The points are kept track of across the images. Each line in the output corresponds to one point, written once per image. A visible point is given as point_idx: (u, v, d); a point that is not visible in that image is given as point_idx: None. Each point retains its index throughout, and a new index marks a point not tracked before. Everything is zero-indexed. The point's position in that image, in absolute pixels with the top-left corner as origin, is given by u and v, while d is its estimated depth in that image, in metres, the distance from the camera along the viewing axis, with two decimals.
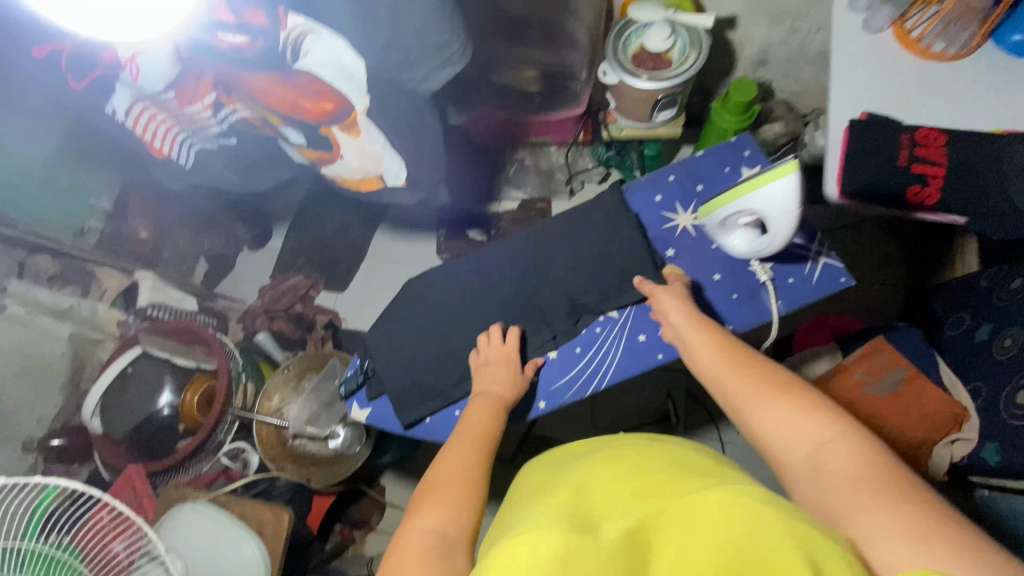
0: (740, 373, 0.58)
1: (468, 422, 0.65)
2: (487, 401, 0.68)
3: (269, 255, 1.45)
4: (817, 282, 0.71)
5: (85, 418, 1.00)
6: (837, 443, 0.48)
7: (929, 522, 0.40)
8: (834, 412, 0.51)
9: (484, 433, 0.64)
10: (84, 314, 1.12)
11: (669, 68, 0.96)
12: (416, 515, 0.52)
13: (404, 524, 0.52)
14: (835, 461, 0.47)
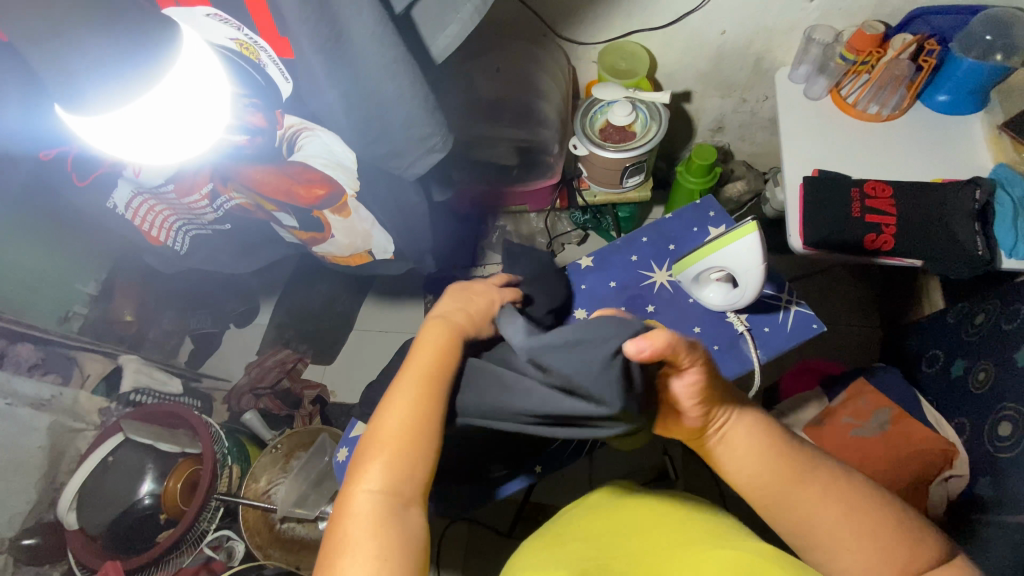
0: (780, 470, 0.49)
1: (421, 343, 0.55)
2: (444, 323, 0.58)
3: (256, 331, 1.47)
4: (791, 329, 0.74)
5: (60, 512, 0.93)
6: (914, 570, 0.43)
7: None
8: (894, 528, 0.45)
9: (439, 366, 0.53)
10: (66, 403, 1.09)
11: (633, 139, 1.05)
12: (360, 477, 0.45)
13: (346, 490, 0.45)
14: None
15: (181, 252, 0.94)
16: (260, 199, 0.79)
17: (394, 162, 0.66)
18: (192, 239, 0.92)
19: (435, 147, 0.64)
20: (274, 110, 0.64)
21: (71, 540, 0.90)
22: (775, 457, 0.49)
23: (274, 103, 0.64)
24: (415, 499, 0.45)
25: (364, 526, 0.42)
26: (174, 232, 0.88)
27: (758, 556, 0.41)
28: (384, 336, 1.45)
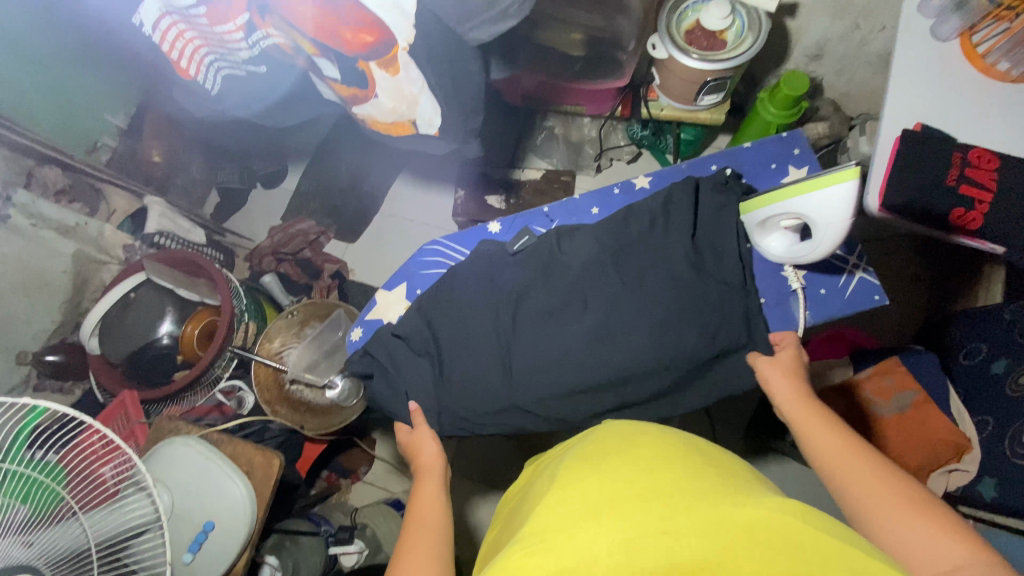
0: (860, 460, 0.49)
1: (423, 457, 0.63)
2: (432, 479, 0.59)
3: (282, 195, 1.43)
4: (850, 297, 0.69)
5: (84, 335, 0.99)
6: (902, 515, 0.43)
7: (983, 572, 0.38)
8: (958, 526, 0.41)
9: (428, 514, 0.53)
10: (90, 234, 1.09)
11: (722, 50, 0.91)
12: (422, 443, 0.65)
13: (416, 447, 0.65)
14: (895, 525, 0.43)
15: (212, 93, 0.85)
16: (302, 40, 0.69)
17: (456, 24, 0.63)
18: (222, 80, 0.82)
19: (506, 10, 0.62)
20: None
21: (91, 363, 0.98)
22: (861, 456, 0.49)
23: None
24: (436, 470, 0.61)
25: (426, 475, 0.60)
26: (204, 67, 0.77)
27: (795, 520, 0.32)
28: (408, 225, 1.41)
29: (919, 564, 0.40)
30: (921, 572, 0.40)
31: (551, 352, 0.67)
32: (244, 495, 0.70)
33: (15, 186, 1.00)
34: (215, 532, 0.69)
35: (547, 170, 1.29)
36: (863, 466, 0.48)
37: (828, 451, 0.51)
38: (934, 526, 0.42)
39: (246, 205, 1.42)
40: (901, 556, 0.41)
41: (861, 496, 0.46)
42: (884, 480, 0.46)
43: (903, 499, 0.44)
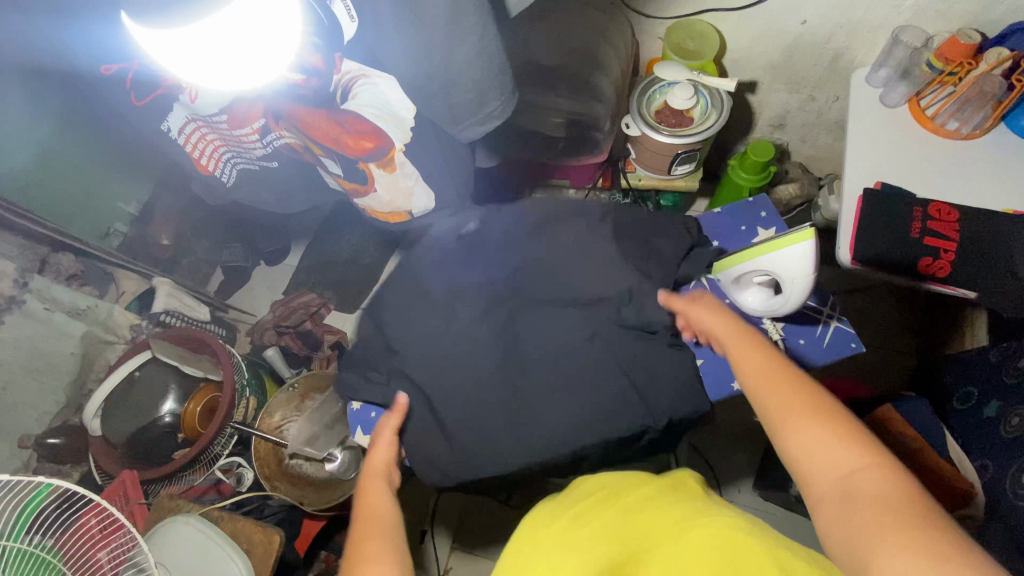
0: (775, 377, 0.51)
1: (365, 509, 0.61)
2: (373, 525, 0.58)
3: (285, 271, 1.49)
4: (828, 345, 0.72)
5: (86, 417, 1.00)
6: (813, 432, 0.46)
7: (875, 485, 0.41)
8: (865, 439, 0.44)
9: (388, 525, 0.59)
10: (99, 316, 1.13)
11: (690, 125, 1.00)
12: (372, 495, 0.63)
13: (363, 499, 0.63)
14: (808, 446, 0.45)
15: (228, 184, 0.92)
16: (308, 142, 0.76)
17: (447, 124, 0.67)
18: (238, 173, 0.90)
19: (491, 112, 0.65)
20: (333, 53, 0.63)
21: (94, 446, 0.98)
22: (782, 372, 0.51)
23: (333, 44, 0.63)
24: (394, 519, 0.60)
25: (382, 521, 0.59)
26: (222, 163, 0.86)
27: (736, 530, 0.38)
28: None
29: (825, 476, 0.44)
30: (822, 479, 0.44)
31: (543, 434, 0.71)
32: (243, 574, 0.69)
33: (31, 272, 1.05)
34: None
35: None
36: (782, 384, 0.50)
37: (755, 375, 0.53)
38: (839, 436, 0.45)
39: (249, 281, 1.48)
40: (810, 462, 0.45)
41: (775, 416, 0.49)
42: (801, 402, 0.48)
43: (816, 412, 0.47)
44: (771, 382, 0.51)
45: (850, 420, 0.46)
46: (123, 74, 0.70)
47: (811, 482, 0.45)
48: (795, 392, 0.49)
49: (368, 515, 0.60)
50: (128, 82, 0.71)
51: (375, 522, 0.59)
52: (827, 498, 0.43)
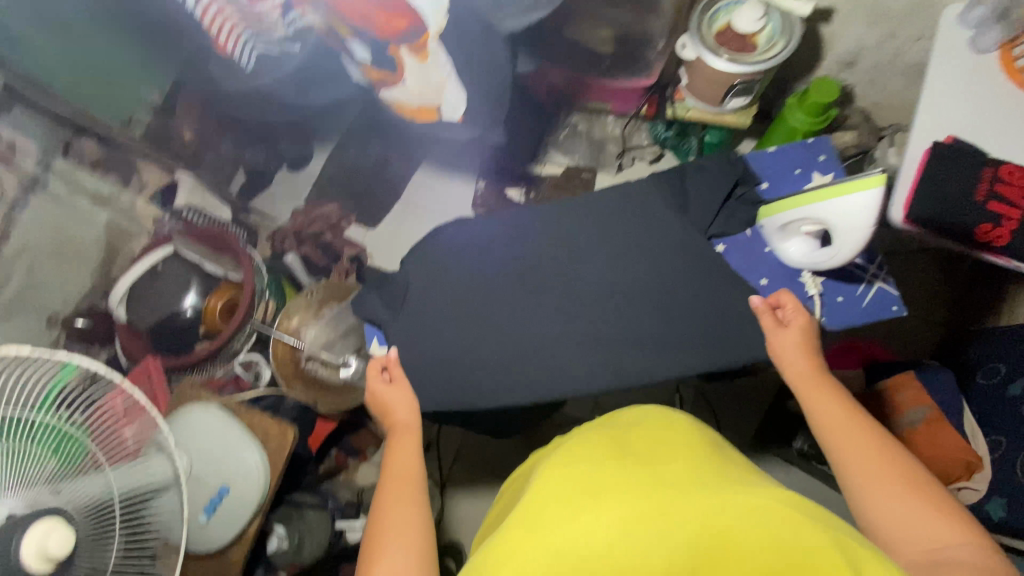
0: (860, 435, 0.53)
1: (392, 463, 0.61)
2: (397, 479, 0.59)
3: (307, 178, 1.46)
4: (867, 305, 0.68)
5: (112, 303, 1.03)
6: (899, 501, 0.48)
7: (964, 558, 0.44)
8: (952, 514, 0.47)
9: (413, 476, 0.60)
10: (121, 205, 1.14)
11: (752, 53, 0.91)
12: (397, 447, 0.63)
13: (388, 453, 0.63)
14: (892, 514, 0.48)
15: (248, 70, 0.86)
16: (334, 19, 0.68)
17: None
18: (258, 58, 0.83)
19: None
20: None
21: (119, 331, 1.02)
22: (866, 434, 0.53)
23: None
24: (415, 472, 0.60)
25: (406, 478, 0.59)
26: (242, 44, 0.78)
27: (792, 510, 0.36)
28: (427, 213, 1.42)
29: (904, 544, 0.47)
30: (910, 550, 0.46)
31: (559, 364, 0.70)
32: (258, 463, 0.73)
33: None
34: (230, 496, 0.72)
35: (568, 166, 1.29)
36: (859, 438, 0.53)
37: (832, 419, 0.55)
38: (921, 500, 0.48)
39: (271, 185, 1.45)
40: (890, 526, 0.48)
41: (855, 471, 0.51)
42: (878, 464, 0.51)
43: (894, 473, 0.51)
44: (852, 439, 0.53)
45: (935, 494, 0.49)
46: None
47: (890, 540, 0.47)
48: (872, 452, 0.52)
49: (395, 470, 0.60)
50: None
51: (401, 476, 0.60)
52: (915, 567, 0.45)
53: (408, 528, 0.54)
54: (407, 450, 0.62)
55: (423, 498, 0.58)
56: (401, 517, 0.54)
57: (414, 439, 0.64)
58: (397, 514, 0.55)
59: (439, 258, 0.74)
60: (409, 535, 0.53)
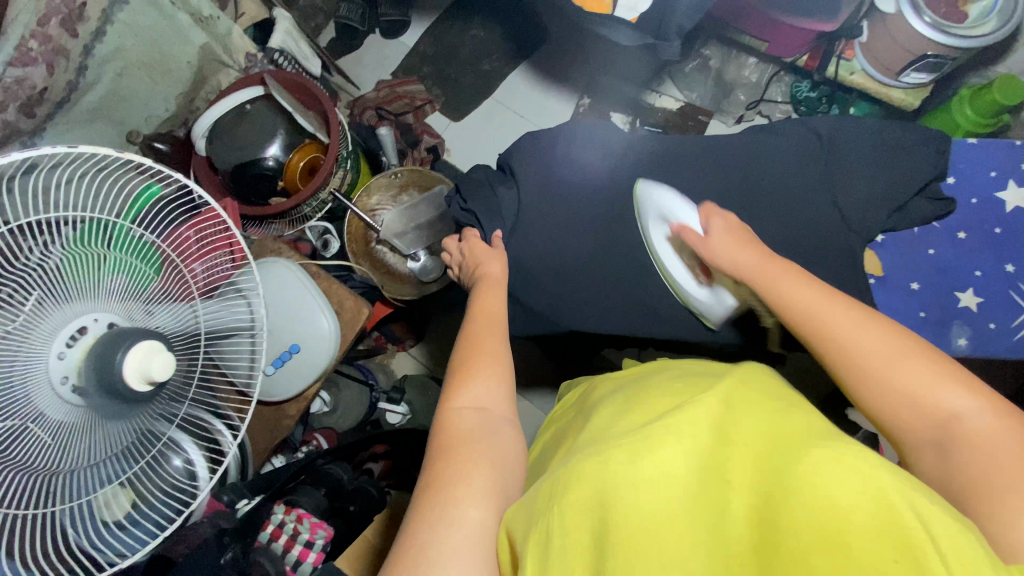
0: (865, 334, 0.44)
1: (480, 306, 0.58)
2: (483, 323, 0.56)
3: (399, 50, 1.36)
4: (1019, 341, 0.58)
5: (194, 134, 1.00)
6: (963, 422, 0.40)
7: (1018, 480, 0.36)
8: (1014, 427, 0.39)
9: (495, 321, 0.56)
10: (219, 31, 1.03)
11: (958, 24, 0.78)
12: (485, 293, 0.59)
13: (478, 294, 0.60)
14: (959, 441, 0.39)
15: None
16: None
17: None
18: None
19: None
20: None
21: (198, 165, 1.00)
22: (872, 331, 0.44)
23: None
24: (496, 320, 0.56)
25: (490, 326, 0.55)
26: None
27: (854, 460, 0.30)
28: (516, 120, 1.32)
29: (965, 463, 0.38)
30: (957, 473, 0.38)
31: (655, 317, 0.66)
32: (332, 331, 0.72)
33: None
34: (298, 356, 0.72)
35: (685, 103, 1.18)
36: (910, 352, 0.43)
37: (813, 308, 0.46)
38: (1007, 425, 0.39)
39: (361, 48, 1.36)
40: (957, 452, 0.39)
41: (890, 377, 0.42)
42: (939, 379, 0.42)
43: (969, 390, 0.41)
44: (861, 344, 0.44)
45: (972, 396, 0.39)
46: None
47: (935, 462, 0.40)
48: (931, 368, 0.42)
49: (482, 316, 0.56)
50: None
51: (488, 323, 0.55)
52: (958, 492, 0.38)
53: (489, 366, 0.51)
54: (492, 299, 0.58)
55: (500, 354, 0.53)
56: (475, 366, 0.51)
57: (499, 292, 0.59)
58: (474, 355, 0.52)
59: (560, 172, 0.67)
60: (493, 375, 0.51)
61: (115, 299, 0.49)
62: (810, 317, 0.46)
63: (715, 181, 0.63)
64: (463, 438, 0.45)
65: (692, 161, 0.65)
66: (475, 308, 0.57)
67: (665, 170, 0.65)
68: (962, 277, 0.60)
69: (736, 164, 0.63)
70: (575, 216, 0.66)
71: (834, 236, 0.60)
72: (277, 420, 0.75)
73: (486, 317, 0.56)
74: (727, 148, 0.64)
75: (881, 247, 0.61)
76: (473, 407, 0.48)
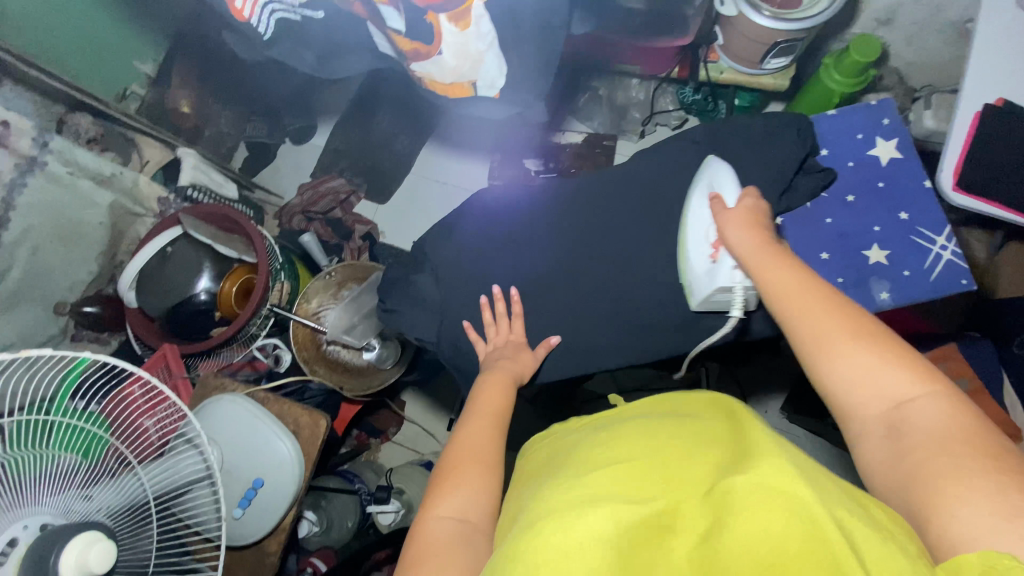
0: (825, 311, 0.44)
1: (479, 399, 0.56)
2: (486, 415, 0.54)
3: (311, 152, 1.39)
4: (936, 280, 0.60)
5: (122, 288, 0.99)
6: (931, 407, 0.38)
7: (996, 452, 0.35)
8: (935, 371, 0.40)
9: (499, 415, 0.55)
10: (126, 185, 1.07)
11: (797, 9, 0.84)
12: (485, 385, 0.58)
13: (479, 386, 0.59)
14: (930, 422, 0.38)
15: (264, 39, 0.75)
16: None
17: None
18: (278, 25, 0.71)
19: None
20: None
21: (131, 317, 0.98)
22: (840, 316, 0.43)
23: None
24: (501, 416, 0.55)
25: (490, 420, 0.54)
26: (261, 8, 0.66)
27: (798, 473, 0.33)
28: (440, 187, 1.36)
29: (919, 444, 0.37)
30: (871, 413, 0.40)
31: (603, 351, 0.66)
32: (292, 454, 0.70)
33: (49, 132, 0.95)
34: (265, 490, 0.69)
35: (586, 135, 1.25)
36: (845, 326, 0.42)
37: (793, 296, 0.45)
38: (963, 417, 0.37)
39: (275, 161, 1.39)
40: (909, 439, 0.38)
41: (842, 364, 0.41)
42: (894, 367, 0.40)
43: (939, 387, 0.39)
44: (818, 323, 0.44)
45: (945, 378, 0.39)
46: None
47: (851, 406, 0.41)
48: (888, 360, 0.40)
49: (479, 410, 0.55)
50: None
51: (489, 418, 0.54)
52: (872, 433, 0.40)
53: (478, 473, 0.48)
54: (497, 392, 0.57)
55: (499, 456, 0.51)
56: (466, 459, 0.50)
57: (505, 383, 0.58)
58: (468, 454, 0.50)
59: (470, 243, 0.70)
60: (479, 479, 0.48)
61: (47, 496, 0.46)
62: (778, 301, 0.46)
63: (619, 209, 0.66)
64: (442, 545, 0.43)
65: (590, 196, 0.68)
66: (478, 400, 0.57)
67: (567, 214, 0.69)
68: (865, 235, 0.63)
69: (632, 189, 0.66)
70: (495, 276, 0.68)
71: None
72: (260, 560, 0.71)
73: (487, 410, 0.55)
74: (621, 177, 0.67)
75: (783, 229, 0.64)
76: (473, 509, 0.46)
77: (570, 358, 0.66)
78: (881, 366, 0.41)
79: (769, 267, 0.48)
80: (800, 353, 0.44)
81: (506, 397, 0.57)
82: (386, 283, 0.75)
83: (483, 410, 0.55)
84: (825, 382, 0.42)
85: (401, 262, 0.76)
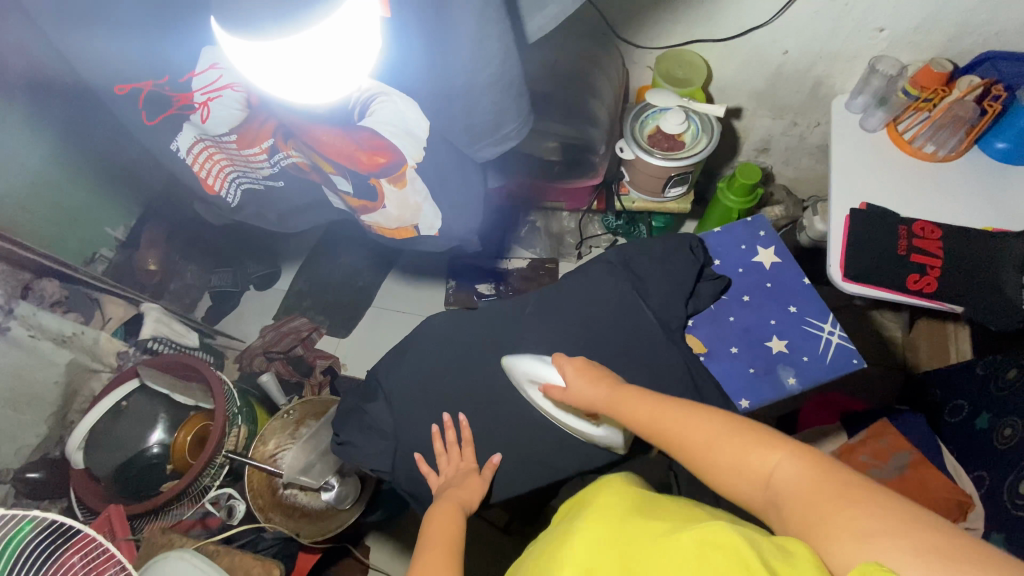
0: (684, 423, 0.52)
1: (431, 531, 0.57)
2: (438, 545, 0.54)
3: (275, 295, 1.47)
4: (831, 361, 0.69)
5: (69, 450, 0.96)
6: (784, 469, 0.45)
7: (851, 494, 0.41)
8: (775, 435, 0.48)
9: (453, 542, 0.55)
10: (85, 343, 1.09)
11: (683, 149, 1.03)
12: (437, 515, 0.60)
13: (429, 517, 0.59)
14: (790, 483, 0.45)
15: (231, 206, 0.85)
16: (319, 159, 0.69)
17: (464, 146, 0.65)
18: (244, 193, 0.83)
19: (508, 133, 0.64)
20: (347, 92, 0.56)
21: (75, 479, 0.93)
22: (699, 419, 0.52)
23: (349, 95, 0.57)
24: (456, 544, 0.55)
25: (442, 551, 0.54)
26: (228, 183, 0.79)
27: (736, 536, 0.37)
28: (400, 316, 1.44)
29: (796, 506, 0.43)
30: (752, 492, 0.47)
31: (553, 460, 0.70)
32: None
33: (14, 299, 1.00)
34: None
35: (531, 259, 1.39)
36: (713, 431, 0.50)
37: (653, 417, 0.55)
38: (813, 464, 0.45)
39: (238, 306, 1.45)
40: (784, 506, 0.44)
41: (713, 459, 0.49)
42: (748, 447, 0.48)
43: (786, 447, 0.47)
44: (687, 433, 0.51)
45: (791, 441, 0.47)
46: (135, 93, 0.64)
47: (737, 490, 0.48)
48: (742, 439, 0.48)
49: (432, 540, 0.55)
50: (140, 98, 0.65)
51: (443, 549, 0.54)
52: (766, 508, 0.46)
53: None
54: (449, 522, 0.58)
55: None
56: None
57: (456, 508, 0.60)
58: None
59: (422, 367, 0.75)
60: None
61: None
62: (651, 427, 0.54)
63: (553, 325, 0.74)
64: None
65: (526, 316, 0.76)
66: (430, 532, 0.57)
67: (506, 333, 0.76)
68: (764, 328, 0.72)
69: (562, 306, 0.75)
70: (446, 396, 0.73)
71: (657, 338, 0.70)
72: None
73: (440, 540, 0.55)
74: (554, 298, 0.76)
75: (695, 329, 0.73)
76: None
77: (522, 469, 0.69)
78: (744, 451, 0.48)
79: (630, 401, 0.58)
80: (688, 460, 0.51)
81: (456, 523, 0.58)
82: (340, 414, 0.78)
83: (437, 541, 0.55)
84: (715, 481, 0.49)
85: (357, 392, 0.79)
